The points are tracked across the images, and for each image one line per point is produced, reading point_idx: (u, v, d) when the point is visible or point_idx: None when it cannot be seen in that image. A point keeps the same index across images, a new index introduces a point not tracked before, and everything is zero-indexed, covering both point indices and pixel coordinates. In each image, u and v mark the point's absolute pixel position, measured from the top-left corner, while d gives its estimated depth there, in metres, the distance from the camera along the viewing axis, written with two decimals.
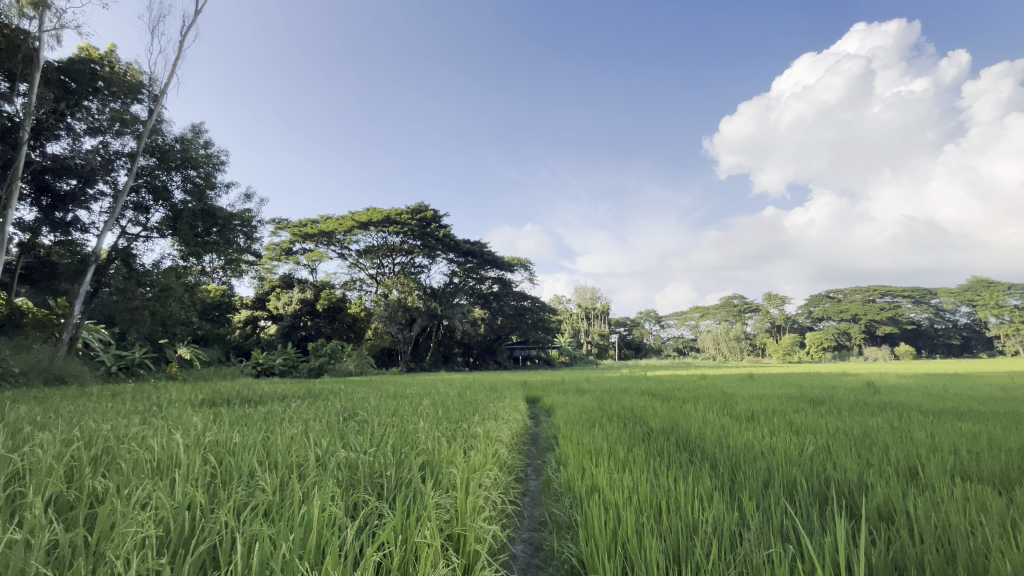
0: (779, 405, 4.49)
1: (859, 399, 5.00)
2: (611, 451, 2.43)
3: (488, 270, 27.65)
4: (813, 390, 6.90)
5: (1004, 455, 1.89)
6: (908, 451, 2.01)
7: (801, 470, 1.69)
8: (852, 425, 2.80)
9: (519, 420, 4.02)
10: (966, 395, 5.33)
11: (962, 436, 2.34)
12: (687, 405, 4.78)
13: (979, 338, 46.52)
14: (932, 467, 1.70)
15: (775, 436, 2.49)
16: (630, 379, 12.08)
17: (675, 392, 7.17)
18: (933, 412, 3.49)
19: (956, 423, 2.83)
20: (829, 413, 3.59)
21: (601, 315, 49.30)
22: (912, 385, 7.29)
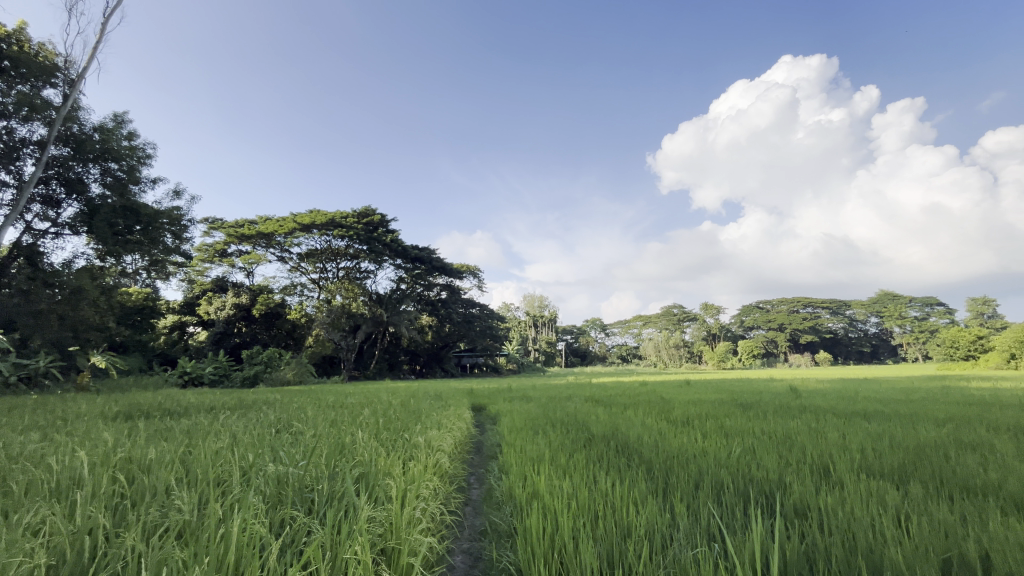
0: (712, 409, 4.75)
1: (782, 404, 5.37)
2: (553, 457, 2.46)
3: (436, 277, 27.39)
4: (743, 395, 7.34)
5: (899, 452, 2.11)
6: (819, 450, 2.19)
7: (729, 472, 1.79)
8: (775, 428, 3.01)
9: (463, 429, 3.99)
10: (873, 398, 5.87)
11: (867, 436, 2.58)
12: (627, 411, 4.93)
13: (885, 346, 51.45)
14: (841, 465, 1.85)
15: (706, 440, 2.62)
16: (576, 386, 12.32)
17: (617, 398, 7.39)
18: (846, 415, 3.82)
19: (863, 424, 3.11)
20: (755, 417, 3.83)
21: (549, 323, 50.06)
22: (830, 389, 7.91)
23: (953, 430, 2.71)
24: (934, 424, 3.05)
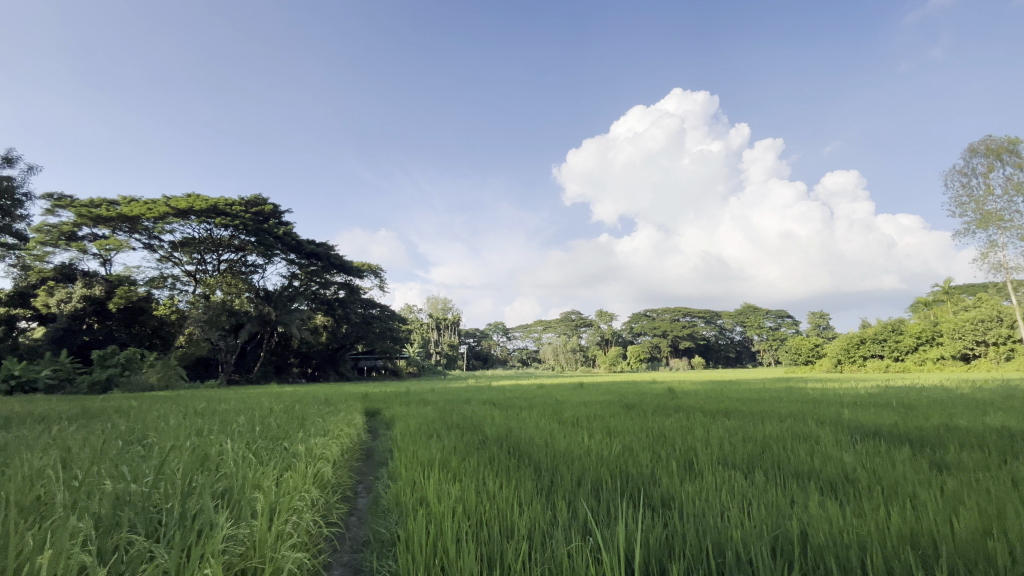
0: (599, 410, 5.04)
1: (660, 404, 5.90)
2: (445, 462, 2.42)
3: (333, 274, 25.90)
4: (628, 396, 7.94)
5: (748, 445, 2.42)
6: (687, 445, 2.44)
7: (609, 469, 1.90)
8: (651, 427, 3.28)
9: (353, 434, 3.80)
10: (736, 398, 6.69)
11: (725, 431, 2.94)
12: (523, 413, 5.03)
13: (747, 352, 58.93)
14: (704, 458, 2.06)
15: (592, 439, 2.77)
16: (475, 389, 12.42)
17: (514, 401, 7.55)
18: (712, 413, 4.29)
19: (722, 421, 3.53)
20: (636, 416, 4.14)
21: (452, 326, 49.88)
22: (701, 391, 8.91)
23: (790, 425, 3.18)
24: (777, 420, 3.56)
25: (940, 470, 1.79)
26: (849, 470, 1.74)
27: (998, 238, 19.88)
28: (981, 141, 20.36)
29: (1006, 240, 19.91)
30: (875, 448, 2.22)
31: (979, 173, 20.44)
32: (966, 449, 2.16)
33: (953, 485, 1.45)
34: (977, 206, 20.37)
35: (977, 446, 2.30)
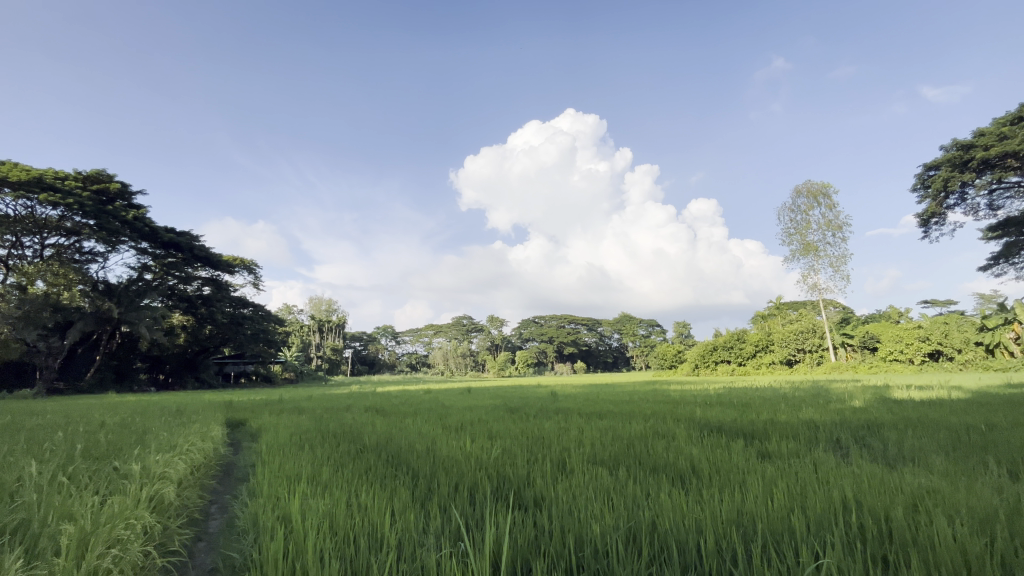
0: (484, 415, 5.07)
1: (542, 407, 6.10)
2: (314, 475, 2.25)
3: (196, 268, 22.95)
4: (513, 400, 8.11)
5: (615, 444, 2.60)
6: (562, 445, 2.56)
7: (486, 473, 1.92)
8: (530, 429, 3.39)
9: (208, 448, 3.37)
10: (609, 400, 7.22)
11: (597, 431, 3.13)
12: (406, 420, 4.87)
13: (622, 358, 64.04)
14: (575, 458, 2.18)
15: (473, 443, 2.79)
16: (357, 396, 11.83)
17: (399, 407, 7.32)
18: (586, 415, 4.56)
19: (595, 422, 3.76)
20: (518, 419, 4.26)
21: (336, 329, 47.03)
22: (580, 394, 9.44)
23: (654, 424, 3.50)
24: (644, 419, 3.90)
25: (764, 458, 2.11)
26: (695, 463, 1.97)
27: (815, 264, 24.13)
28: (805, 183, 24.62)
29: (821, 266, 24.26)
30: (718, 442, 2.54)
31: (802, 210, 24.66)
32: (784, 439, 2.58)
33: (771, 470, 1.71)
34: (801, 236, 24.51)
35: (793, 437, 2.75)
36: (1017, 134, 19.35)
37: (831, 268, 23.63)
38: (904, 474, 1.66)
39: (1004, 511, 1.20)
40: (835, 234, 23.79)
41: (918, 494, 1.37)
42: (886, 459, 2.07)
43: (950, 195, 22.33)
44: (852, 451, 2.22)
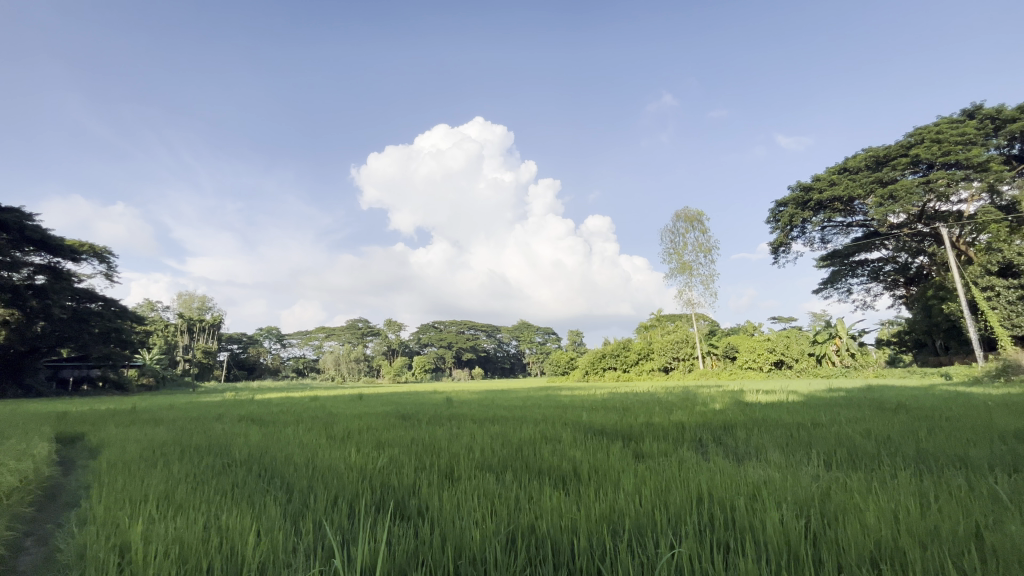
0: (374, 423, 4.89)
1: (437, 413, 6.01)
2: (167, 494, 1.98)
3: (27, 252, 19.23)
4: (407, 406, 7.87)
5: (506, 449, 2.65)
6: (452, 452, 2.55)
7: (369, 484, 1.84)
8: (421, 436, 3.34)
9: (26, 469, 2.81)
10: (504, 405, 7.40)
11: (488, 437, 3.18)
12: (286, 429, 4.50)
13: (519, 364, 65.82)
14: (464, 465, 2.17)
15: (358, 453, 2.66)
16: (231, 403, 10.73)
17: (279, 415, 6.76)
18: (480, 421, 4.59)
19: (488, 427, 3.82)
20: (410, 427, 4.17)
21: (209, 329, 42.16)
22: (475, 399, 9.47)
23: (543, 428, 3.63)
24: (534, 424, 4.05)
25: (637, 458, 2.29)
26: (578, 465, 2.07)
27: (689, 281, 26.97)
28: (683, 209, 27.44)
29: (693, 283, 27.15)
30: (600, 444, 2.72)
31: (680, 233, 27.42)
32: (655, 440, 2.84)
33: (642, 470, 1.87)
34: (678, 256, 27.22)
35: (664, 437, 3.03)
36: (843, 182, 23.50)
37: (702, 285, 26.56)
38: (750, 467, 1.89)
39: (817, 495, 1.44)
40: (706, 256, 26.82)
41: (757, 485, 1.59)
42: (734, 455, 2.37)
43: (795, 228, 26.39)
44: (709, 448, 2.52)
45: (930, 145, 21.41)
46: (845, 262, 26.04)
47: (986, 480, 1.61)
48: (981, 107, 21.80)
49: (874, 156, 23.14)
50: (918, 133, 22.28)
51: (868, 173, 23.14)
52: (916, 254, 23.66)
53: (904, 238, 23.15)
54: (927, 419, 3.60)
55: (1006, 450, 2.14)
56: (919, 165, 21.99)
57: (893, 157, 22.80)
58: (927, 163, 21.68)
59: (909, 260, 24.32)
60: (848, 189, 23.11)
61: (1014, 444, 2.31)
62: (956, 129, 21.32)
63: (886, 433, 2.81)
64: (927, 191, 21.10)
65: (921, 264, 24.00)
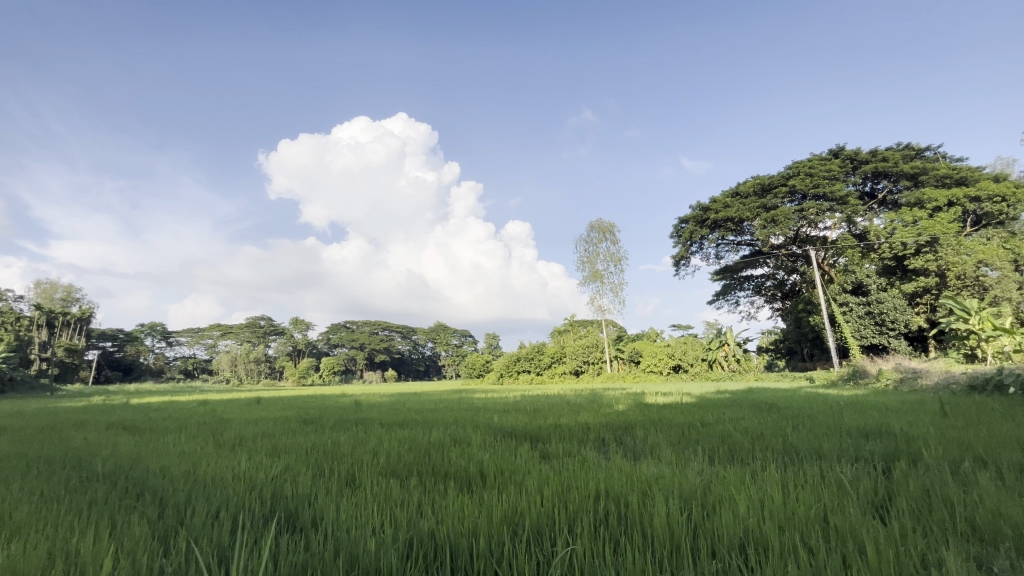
0: (271, 428, 4.54)
1: (341, 417, 5.72)
2: (1, 518, 1.67)
3: None
4: (309, 411, 7.44)
5: (412, 454, 2.57)
6: (355, 458, 2.44)
7: (259, 495, 1.70)
8: (322, 442, 3.16)
9: None
10: (415, 408, 7.25)
11: (395, 441, 3.08)
12: (164, 437, 4.03)
13: (434, 366, 64.95)
14: (366, 471, 2.08)
15: (250, 461, 2.45)
16: (100, 408, 9.47)
17: (157, 421, 6.07)
18: (386, 425, 4.43)
19: (396, 431, 3.69)
20: (311, 432, 3.91)
21: (76, 324, 36.83)
22: (385, 402, 9.21)
23: (452, 431, 3.59)
24: (443, 428, 3.97)
25: (542, 459, 2.35)
26: (483, 467, 2.08)
27: (600, 289, 28.34)
28: (597, 220, 28.84)
29: (604, 291, 28.55)
30: (508, 446, 2.75)
31: (593, 242, 28.74)
32: (561, 441, 2.93)
33: (543, 470, 1.92)
34: (591, 264, 28.51)
35: (569, 437, 3.13)
36: (734, 205, 26.07)
37: (612, 293, 28.04)
38: (646, 465, 2.01)
39: (701, 489, 1.57)
40: (615, 265, 28.37)
41: (650, 482, 1.69)
42: (632, 453, 2.52)
43: (694, 244, 28.83)
44: (610, 448, 2.66)
45: (804, 177, 24.47)
46: (734, 277, 28.92)
47: (834, 470, 1.87)
48: (844, 148, 25.33)
49: (760, 184, 25.97)
50: (795, 167, 25.37)
51: (755, 198, 25.91)
52: (790, 273, 26.92)
53: (782, 258, 26.31)
54: (796, 417, 4.07)
55: (850, 443, 2.50)
56: (795, 195, 25.06)
57: (775, 186, 25.74)
58: (801, 193, 24.76)
59: (785, 278, 27.62)
60: (739, 212, 25.71)
61: (857, 437, 2.72)
62: (825, 166, 24.59)
63: (760, 431, 3.13)
64: (801, 218, 24.10)
65: (794, 281, 27.35)
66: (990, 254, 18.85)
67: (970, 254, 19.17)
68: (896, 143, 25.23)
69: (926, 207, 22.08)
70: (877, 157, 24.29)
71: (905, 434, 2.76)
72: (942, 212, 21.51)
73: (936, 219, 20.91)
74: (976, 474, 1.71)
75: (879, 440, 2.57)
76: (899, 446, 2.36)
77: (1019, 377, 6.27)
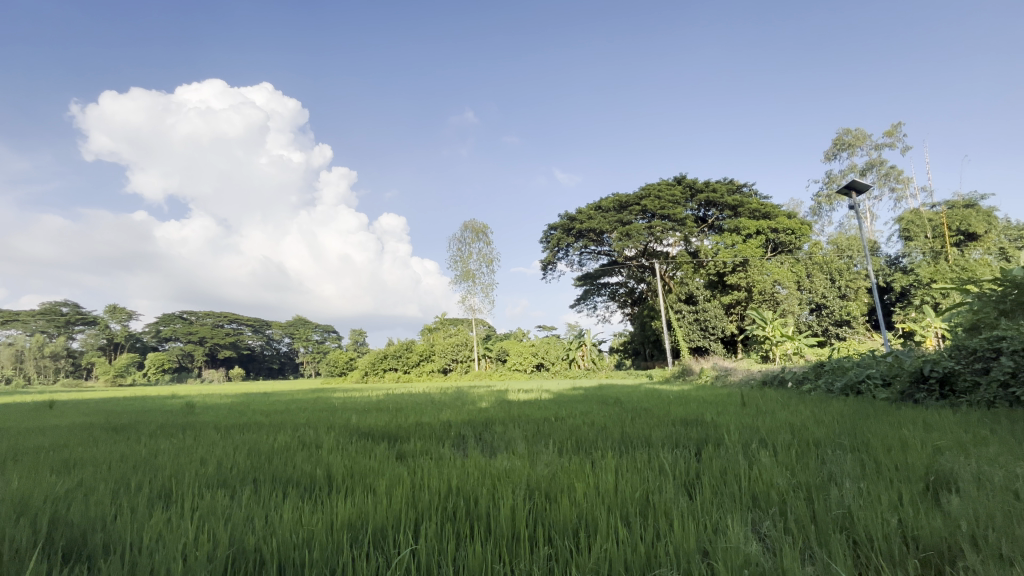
0: (63, 438, 3.72)
1: (165, 422, 4.94)
2: None
3: None
4: (123, 416, 6.29)
5: (247, 460, 2.31)
6: (176, 468, 2.12)
7: (32, 520, 1.38)
8: (135, 452, 2.68)
9: None
10: (261, 410, 6.56)
11: (229, 447, 2.74)
12: None
13: (290, 364, 59.55)
14: (189, 482, 1.82)
15: (25, 480, 1.97)
16: None
17: None
18: (225, 429, 3.95)
19: (235, 436, 3.30)
20: (120, 442, 3.29)
21: None
22: (226, 404, 8.19)
23: (302, 433, 3.32)
24: (292, 429, 3.66)
25: (398, 459, 2.29)
26: (332, 470, 1.95)
27: (472, 288, 28.74)
28: (471, 221, 29.23)
29: (475, 291, 29.00)
30: (363, 447, 2.62)
31: (468, 241, 29.05)
32: (420, 439, 2.88)
33: (396, 470, 1.87)
34: (463, 264, 28.77)
35: (430, 437, 3.10)
36: (596, 218, 28.55)
37: (483, 293, 28.63)
38: (497, 461, 2.07)
39: (548, 480, 1.67)
40: (487, 266, 29.04)
41: (502, 475, 1.77)
42: (488, 449, 2.58)
43: (560, 251, 30.84)
44: (469, 444, 2.69)
45: (654, 199, 27.74)
46: (592, 283, 31.57)
47: (659, 455, 2.13)
48: (685, 177, 29.27)
49: (618, 201, 28.77)
50: (647, 189, 28.62)
51: (614, 214, 28.60)
52: (639, 282, 30.26)
53: (633, 269, 29.47)
54: (636, 410, 4.56)
55: (675, 431, 2.89)
56: (646, 213, 28.23)
57: (630, 204, 28.73)
58: (650, 213, 28.01)
59: (635, 286, 30.96)
60: (599, 224, 28.20)
61: (679, 428, 3.13)
62: (670, 191, 28.13)
63: (606, 424, 3.44)
64: (649, 234, 27.26)
65: (642, 290, 30.81)
66: (782, 276, 23.50)
67: (769, 275, 23.58)
68: (723, 178, 29.91)
69: (741, 234, 26.56)
70: (709, 187, 28.53)
71: (714, 423, 3.24)
72: (752, 239, 26.06)
73: (747, 244, 25.24)
74: (759, 452, 2.10)
75: (694, 428, 3.01)
76: (709, 434, 2.77)
77: (795, 374, 7.86)
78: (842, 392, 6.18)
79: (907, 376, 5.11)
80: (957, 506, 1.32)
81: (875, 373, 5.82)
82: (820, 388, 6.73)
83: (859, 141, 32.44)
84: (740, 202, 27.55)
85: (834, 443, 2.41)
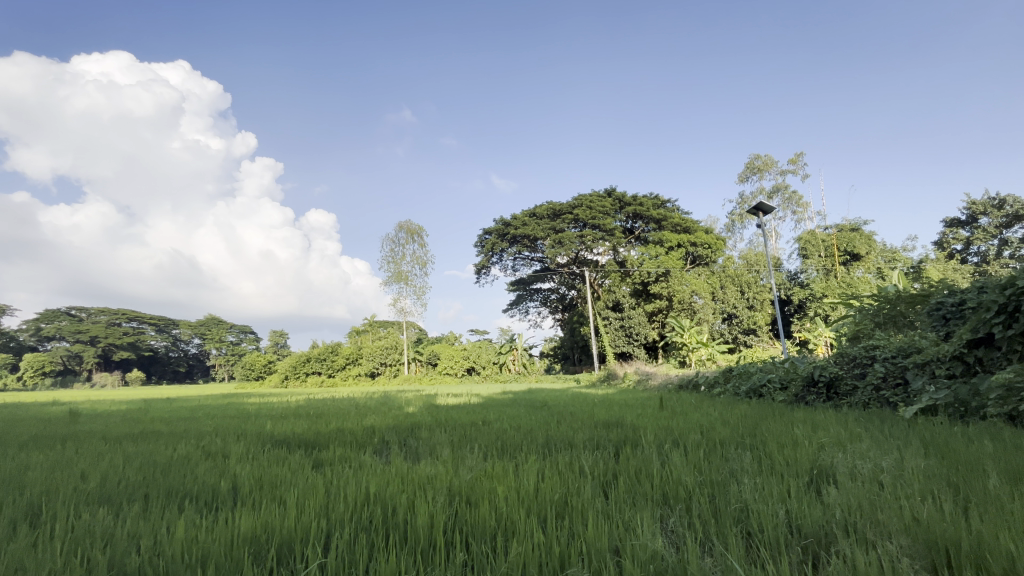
0: None
1: (40, 433, 4.33)
2: None
3: None
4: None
5: (137, 472, 2.08)
6: (49, 485, 1.87)
7: None
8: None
9: None
10: (164, 417, 5.98)
11: (119, 458, 2.47)
12: None
13: (200, 366, 54.65)
14: (64, 499, 1.61)
15: None
16: None
17: None
18: (112, 439, 3.54)
19: (125, 447, 2.97)
20: None
21: None
22: (118, 411, 7.35)
23: (207, 442, 3.06)
24: (194, 439, 3.35)
25: (313, 467, 2.18)
26: (238, 482, 1.81)
27: (403, 290, 28.10)
28: (406, 221, 28.62)
29: (407, 293, 28.35)
30: (276, 456, 2.46)
31: (401, 242, 28.38)
32: (340, 446, 2.75)
33: (310, 480, 1.76)
34: (396, 265, 28.06)
35: (351, 443, 2.97)
36: (531, 224, 29.04)
37: (415, 296, 28.07)
38: (418, 467, 2.02)
39: (470, 484, 1.65)
40: (421, 268, 28.55)
41: (423, 481, 1.73)
42: (412, 454, 2.53)
43: (495, 256, 31.02)
44: (392, 450, 2.61)
45: (586, 209, 28.70)
46: (525, 288, 32.01)
47: (580, 457, 2.19)
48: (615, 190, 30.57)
49: (552, 209, 29.46)
50: (580, 199, 29.55)
51: (547, 221, 29.22)
52: (569, 288, 31.13)
53: (565, 275, 30.27)
54: (563, 414, 4.66)
55: (596, 433, 3.01)
56: (579, 222, 29.12)
57: (564, 212, 29.49)
58: (582, 222, 28.95)
59: (565, 292, 31.81)
60: (534, 231, 28.72)
61: (601, 430, 3.24)
62: (601, 202, 29.23)
63: (532, 427, 3.48)
64: (581, 243, 28.16)
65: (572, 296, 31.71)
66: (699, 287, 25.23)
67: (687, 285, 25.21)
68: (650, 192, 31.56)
69: (665, 246, 28.17)
70: (637, 201, 30.01)
71: (634, 425, 3.39)
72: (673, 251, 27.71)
73: (669, 256, 26.82)
74: (671, 452, 2.24)
75: (615, 431, 3.13)
76: (629, 435, 2.89)
77: (708, 378, 8.46)
78: (747, 395, 6.72)
79: (801, 380, 5.67)
80: (834, 496, 1.47)
81: (775, 378, 6.38)
82: (728, 392, 7.27)
83: (768, 166, 35.63)
84: (664, 217, 29.21)
85: (737, 442, 2.62)
